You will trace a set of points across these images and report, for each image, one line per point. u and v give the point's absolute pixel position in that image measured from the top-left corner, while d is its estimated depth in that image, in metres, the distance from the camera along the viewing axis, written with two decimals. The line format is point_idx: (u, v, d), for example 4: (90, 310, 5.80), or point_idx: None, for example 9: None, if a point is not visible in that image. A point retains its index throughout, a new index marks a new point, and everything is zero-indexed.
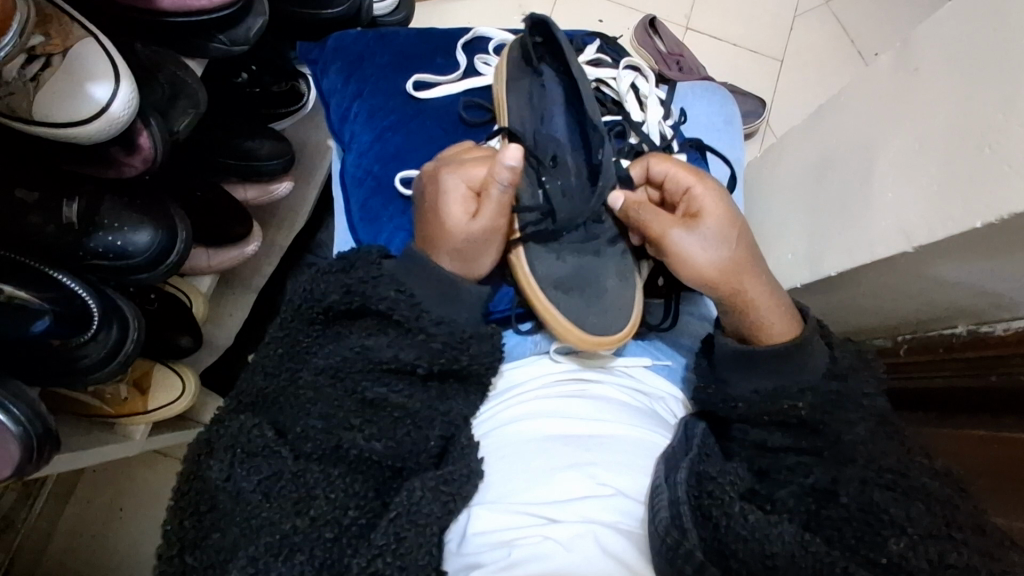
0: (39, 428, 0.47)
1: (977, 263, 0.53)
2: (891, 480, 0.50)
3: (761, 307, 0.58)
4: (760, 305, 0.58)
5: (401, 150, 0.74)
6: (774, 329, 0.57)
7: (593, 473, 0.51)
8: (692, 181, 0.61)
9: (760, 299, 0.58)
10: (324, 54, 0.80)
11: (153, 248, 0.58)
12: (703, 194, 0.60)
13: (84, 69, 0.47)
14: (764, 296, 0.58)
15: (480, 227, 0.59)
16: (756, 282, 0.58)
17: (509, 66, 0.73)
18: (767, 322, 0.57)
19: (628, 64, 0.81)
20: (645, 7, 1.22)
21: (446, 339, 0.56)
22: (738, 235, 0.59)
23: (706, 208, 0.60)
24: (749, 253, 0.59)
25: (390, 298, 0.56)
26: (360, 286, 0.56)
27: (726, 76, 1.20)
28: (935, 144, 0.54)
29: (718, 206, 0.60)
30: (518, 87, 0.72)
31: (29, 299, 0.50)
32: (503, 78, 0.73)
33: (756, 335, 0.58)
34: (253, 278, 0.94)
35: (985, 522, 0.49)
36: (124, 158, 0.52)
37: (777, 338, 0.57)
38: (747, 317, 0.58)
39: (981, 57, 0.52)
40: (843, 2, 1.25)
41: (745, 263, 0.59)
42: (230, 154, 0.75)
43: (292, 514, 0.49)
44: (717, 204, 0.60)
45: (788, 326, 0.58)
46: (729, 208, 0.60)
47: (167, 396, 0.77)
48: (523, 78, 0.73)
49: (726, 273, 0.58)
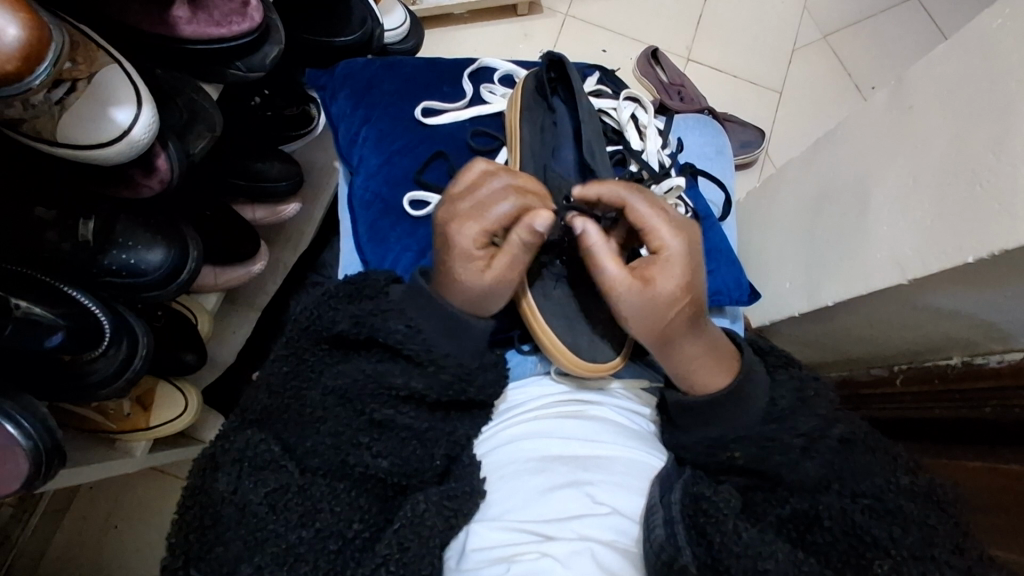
0: (48, 442, 0.48)
1: (972, 294, 0.53)
2: (869, 505, 0.50)
3: (697, 361, 0.59)
4: (697, 361, 0.59)
5: (409, 174, 0.76)
6: (711, 383, 0.58)
7: (590, 492, 0.52)
8: (665, 242, 0.58)
9: (694, 359, 0.58)
10: (333, 80, 0.83)
11: (165, 266, 0.59)
12: (667, 262, 0.58)
13: (107, 94, 0.49)
14: (695, 355, 0.59)
15: (500, 280, 0.59)
16: (693, 341, 0.59)
17: (525, 96, 0.75)
18: (706, 376, 0.58)
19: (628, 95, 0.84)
20: (647, 39, 1.26)
21: (455, 370, 0.57)
22: (691, 298, 0.58)
23: (674, 274, 0.57)
24: (693, 315, 0.58)
25: (401, 332, 0.57)
26: (370, 318, 0.57)
27: (726, 106, 1.23)
28: (930, 179, 0.55)
29: (675, 282, 0.57)
30: (531, 118, 0.74)
31: (43, 316, 0.51)
32: (519, 107, 0.74)
33: (691, 381, 0.59)
34: (258, 296, 0.96)
35: (965, 539, 0.48)
36: (142, 179, 0.54)
37: (712, 388, 0.58)
38: (681, 373, 0.59)
39: (972, 98, 0.53)
40: (840, 38, 1.28)
41: (689, 324, 0.58)
42: (240, 175, 0.77)
43: (297, 526, 0.49)
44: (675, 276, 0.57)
45: (730, 363, 0.59)
46: (688, 282, 0.58)
47: (169, 412, 0.79)
48: (537, 108, 0.75)
49: (671, 324, 0.58)
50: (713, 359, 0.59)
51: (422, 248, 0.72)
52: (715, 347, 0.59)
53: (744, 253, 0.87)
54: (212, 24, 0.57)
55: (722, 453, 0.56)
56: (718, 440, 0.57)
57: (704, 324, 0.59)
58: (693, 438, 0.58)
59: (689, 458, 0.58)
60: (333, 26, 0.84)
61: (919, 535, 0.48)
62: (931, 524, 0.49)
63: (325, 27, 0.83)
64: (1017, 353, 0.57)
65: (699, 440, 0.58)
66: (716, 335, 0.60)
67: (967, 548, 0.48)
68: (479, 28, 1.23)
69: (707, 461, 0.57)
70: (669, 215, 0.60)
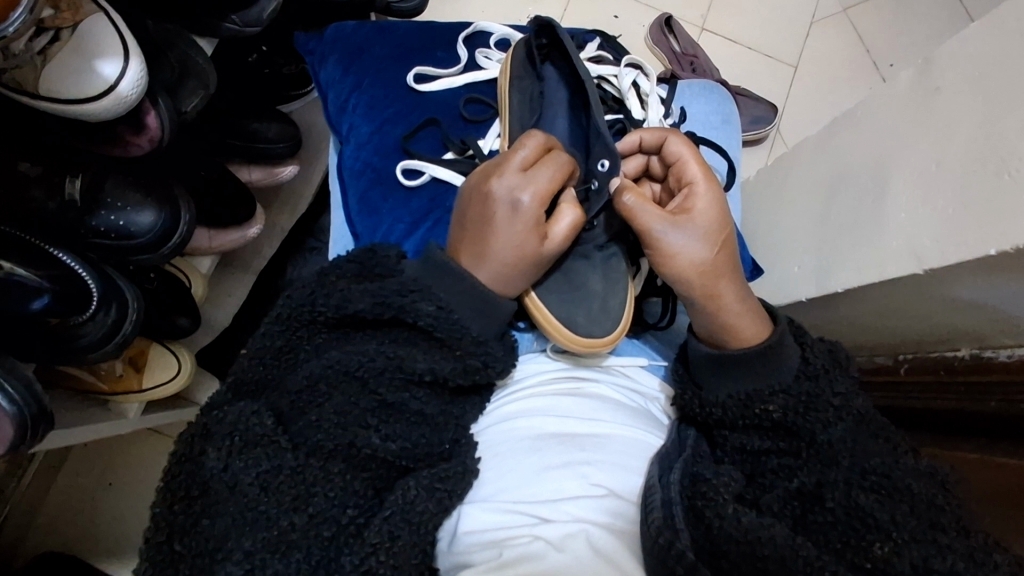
0: (33, 407, 0.47)
1: (991, 287, 0.52)
2: (877, 483, 0.50)
3: (738, 311, 0.58)
4: (738, 308, 0.58)
5: (400, 142, 0.73)
6: (752, 336, 0.57)
7: (586, 473, 0.51)
8: (696, 176, 0.61)
9: (735, 303, 0.58)
10: (322, 44, 0.79)
11: (157, 228, 0.57)
12: (698, 196, 0.60)
13: (92, 44, 0.46)
14: (736, 300, 0.58)
15: (547, 254, 0.59)
16: (733, 283, 0.59)
17: (514, 66, 0.73)
18: (750, 326, 0.57)
19: (631, 61, 0.81)
20: (661, 5, 1.21)
21: (484, 358, 0.55)
22: (725, 232, 0.60)
23: (707, 204, 0.60)
24: (727, 254, 0.60)
25: (430, 314, 0.54)
26: (398, 298, 0.54)
27: (739, 79, 1.19)
28: (953, 166, 0.53)
29: (709, 210, 0.60)
30: (520, 88, 0.72)
31: (29, 277, 0.48)
32: (508, 76, 0.73)
33: (729, 336, 0.58)
34: (253, 260, 0.94)
35: (969, 519, 0.48)
36: (132, 138, 0.51)
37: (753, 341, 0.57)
38: (721, 324, 0.58)
39: (1005, 82, 0.50)
40: (861, 11, 1.24)
41: (727, 262, 0.59)
42: (237, 136, 0.74)
43: (290, 510, 0.47)
44: (709, 206, 0.60)
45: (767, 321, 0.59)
46: (722, 215, 0.60)
47: (162, 373, 0.78)
48: (526, 77, 0.73)
49: (715, 259, 0.59)
50: (755, 311, 0.59)
51: (415, 220, 0.69)
52: (756, 300, 0.59)
53: (752, 235, 0.84)
54: None
55: (755, 407, 0.55)
56: (755, 393, 0.55)
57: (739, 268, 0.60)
58: (717, 396, 0.56)
59: (718, 414, 0.56)
60: None
61: (921, 517, 0.47)
62: (931, 507, 0.48)
63: None
64: None
65: (730, 392, 0.56)
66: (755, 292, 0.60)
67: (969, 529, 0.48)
68: None
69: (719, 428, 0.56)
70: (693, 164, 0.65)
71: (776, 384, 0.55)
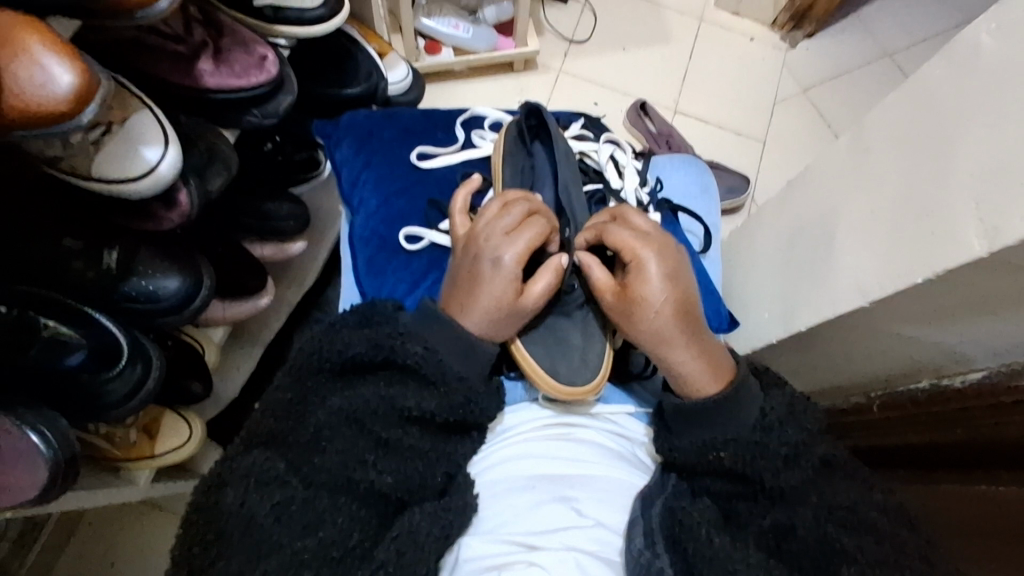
0: (66, 454, 0.51)
1: (926, 315, 0.58)
2: (844, 517, 0.54)
3: (692, 369, 0.61)
4: (690, 369, 0.61)
5: (406, 213, 0.81)
6: (709, 386, 0.61)
7: (576, 506, 0.55)
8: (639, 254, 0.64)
9: (685, 365, 0.61)
10: (338, 130, 0.88)
11: (181, 292, 0.62)
12: (641, 270, 0.63)
13: (139, 134, 0.54)
14: (694, 355, 0.61)
15: (526, 308, 0.64)
16: (688, 345, 0.61)
17: (507, 142, 0.81)
18: (700, 382, 0.61)
19: (609, 138, 0.91)
20: (635, 93, 1.34)
21: (466, 394, 0.60)
22: (678, 294, 0.62)
23: (649, 280, 0.63)
24: (679, 322, 0.62)
25: (417, 355, 0.59)
26: (387, 341, 0.60)
27: (711, 154, 1.30)
28: (883, 212, 0.60)
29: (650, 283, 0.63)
30: (512, 161, 0.81)
31: (71, 335, 0.56)
32: (501, 151, 0.81)
33: (687, 388, 0.62)
34: (261, 333, 1.00)
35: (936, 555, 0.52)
36: (164, 213, 0.59)
37: (708, 391, 0.61)
38: (682, 377, 0.62)
39: (916, 139, 0.58)
40: (819, 92, 1.37)
41: (680, 326, 0.62)
42: (250, 215, 0.82)
43: (303, 535, 0.51)
44: (650, 282, 0.63)
45: (726, 373, 0.61)
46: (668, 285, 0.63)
47: (174, 441, 0.82)
48: (517, 153, 0.81)
49: (660, 331, 0.62)
50: (711, 366, 0.61)
51: (415, 279, 0.77)
52: (717, 356, 0.61)
53: (729, 290, 0.91)
54: (234, 76, 0.65)
55: (710, 453, 0.59)
56: (711, 439, 0.59)
57: (695, 330, 0.62)
58: (687, 439, 0.60)
59: (680, 457, 0.60)
60: (341, 79, 0.91)
61: (882, 545, 0.52)
62: (896, 542, 0.52)
63: (334, 80, 0.91)
64: (977, 373, 0.60)
65: (692, 440, 0.60)
66: (717, 346, 0.62)
67: (932, 561, 0.52)
68: (477, 82, 1.31)
69: (696, 462, 0.59)
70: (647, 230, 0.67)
71: (732, 432, 0.59)
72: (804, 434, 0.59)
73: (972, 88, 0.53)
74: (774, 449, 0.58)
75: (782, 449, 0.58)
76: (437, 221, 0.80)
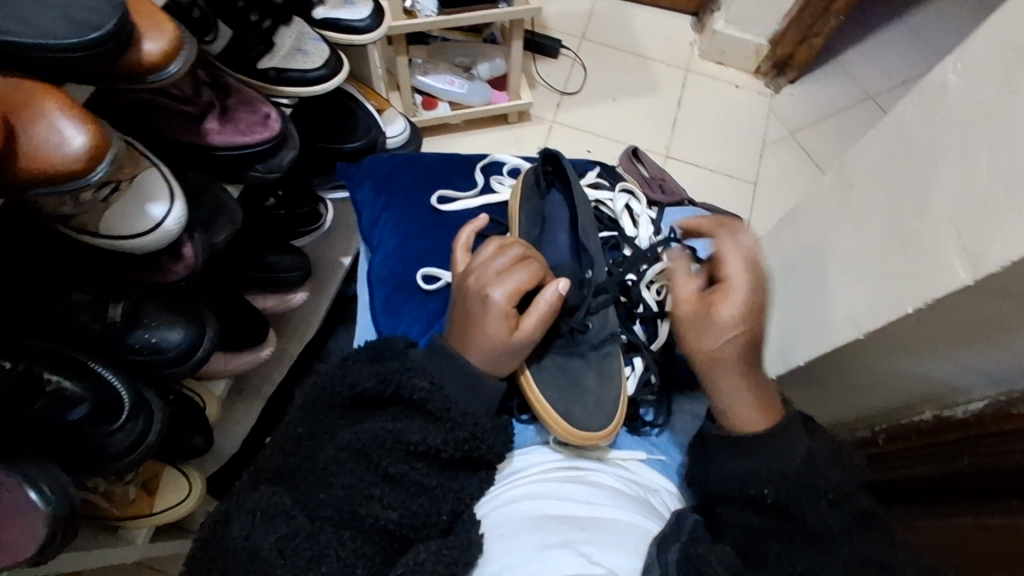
0: (66, 507, 0.51)
1: (919, 343, 0.58)
2: None
3: (738, 397, 0.64)
4: (740, 394, 0.64)
5: (423, 254, 0.83)
6: (756, 420, 0.62)
7: (585, 552, 0.53)
8: (736, 276, 0.65)
9: (733, 392, 0.64)
10: (360, 171, 0.90)
11: (183, 345, 0.63)
12: (728, 294, 0.64)
13: (147, 190, 0.56)
14: (741, 388, 0.63)
15: (521, 343, 0.64)
16: (738, 371, 0.64)
17: (525, 187, 0.84)
18: (744, 413, 0.63)
19: (624, 187, 0.94)
20: (628, 140, 1.38)
21: (472, 428, 0.59)
22: (750, 325, 0.63)
23: (731, 303, 0.63)
24: (746, 350, 0.64)
25: (424, 390, 0.59)
26: (396, 374, 0.59)
27: (704, 196, 1.33)
28: (870, 244, 0.62)
29: (735, 307, 0.63)
30: (529, 206, 0.83)
31: (74, 389, 0.55)
32: (519, 197, 0.84)
33: (731, 417, 0.64)
34: (262, 387, 1.01)
35: None
36: (170, 265, 0.60)
37: (753, 426, 0.62)
38: (729, 411, 0.64)
39: (895, 175, 0.60)
40: (806, 135, 1.42)
41: (742, 352, 0.63)
42: (256, 268, 0.84)
43: (303, 572, 0.49)
44: (735, 301, 0.63)
45: (773, 409, 0.63)
46: (749, 309, 0.63)
47: (172, 497, 0.81)
48: (534, 199, 0.84)
49: (722, 355, 0.64)
50: (760, 398, 0.63)
51: (430, 320, 0.77)
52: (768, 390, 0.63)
53: None
54: (239, 134, 0.67)
55: (735, 494, 0.60)
56: (747, 475, 0.59)
57: (754, 357, 0.64)
58: (715, 478, 0.62)
59: (715, 487, 0.62)
60: (341, 134, 0.95)
61: None
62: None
63: (334, 135, 0.95)
64: (978, 403, 0.61)
65: (725, 473, 0.61)
66: (764, 377, 0.65)
67: None
68: (473, 134, 1.36)
69: (721, 502, 0.61)
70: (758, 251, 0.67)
71: (764, 466, 0.59)
72: (826, 475, 0.58)
73: (941, 123, 0.55)
74: (788, 496, 0.57)
75: (795, 491, 0.57)
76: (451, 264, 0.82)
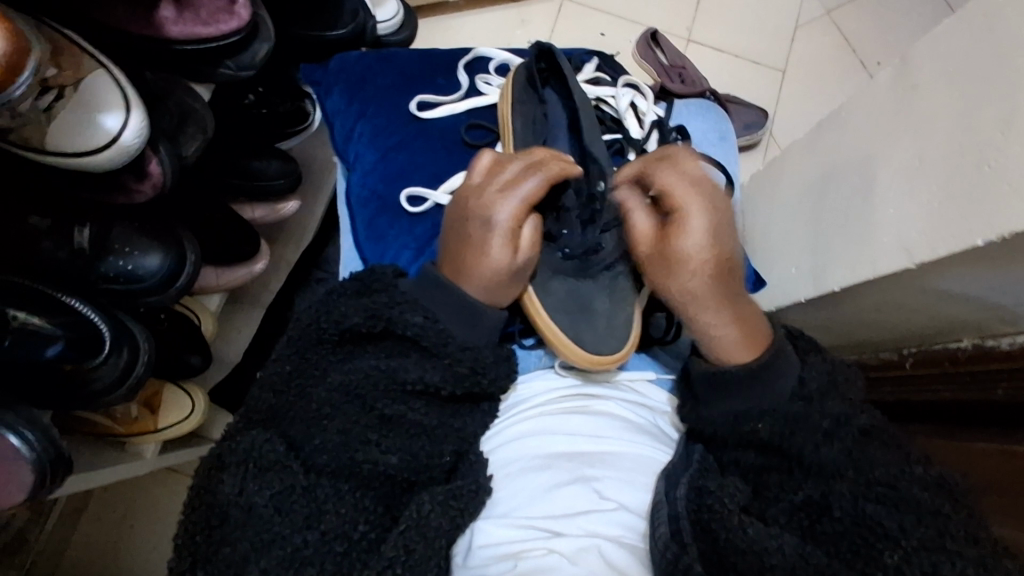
0: (51, 454, 0.48)
1: (974, 275, 0.52)
2: (885, 493, 0.50)
3: (721, 333, 0.57)
4: (721, 332, 0.57)
5: (406, 169, 0.75)
6: (738, 353, 0.57)
7: (596, 488, 0.52)
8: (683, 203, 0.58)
9: (712, 327, 0.57)
10: (328, 76, 0.82)
11: (162, 271, 0.59)
12: (682, 220, 0.57)
13: (95, 99, 0.48)
14: (723, 321, 0.57)
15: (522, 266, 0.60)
16: (717, 307, 0.57)
17: (516, 89, 0.75)
18: (731, 348, 0.57)
19: (626, 81, 0.84)
20: (645, 20, 1.23)
21: (471, 363, 0.56)
22: (717, 254, 0.57)
23: (689, 234, 0.57)
24: (718, 285, 0.57)
25: (417, 324, 0.55)
26: (384, 310, 0.55)
27: (728, 87, 1.21)
28: (934, 160, 0.54)
29: (694, 237, 0.57)
30: (522, 110, 0.74)
31: (41, 325, 0.50)
32: (511, 100, 0.75)
33: (715, 351, 0.58)
34: (261, 295, 0.96)
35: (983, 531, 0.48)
36: (135, 185, 0.53)
37: (733, 359, 0.57)
38: (710, 340, 0.58)
39: (975, 77, 0.52)
40: (844, 12, 1.26)
41: (720, 291, 0.57)
42: (237, 174, 0.77)
43: (304, 528, 0.48)
44: (691, 234, 0.57)
45: (760, 340, 0.57)
46: (713, 242, 0.57)
47: (176, 414, 0.79)
48: (528, 101, 0.75)
49: (696, 290, 0.57)
50: (746, 334, 0.57)
51: (420, 246, 0.71)
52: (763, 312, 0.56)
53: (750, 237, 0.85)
54: (200, 23, 0.57)
55: (745, 427, 0.56)
56: (744, 412, 0.56)
57: (731, 294, 0.57)
58: (716, 411, 0.57)
59: (708, 429, 0.57)
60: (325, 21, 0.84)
61: (930, 527, 0.47)
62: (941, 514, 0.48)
63: (316, 23, 0.83)
64: None
65: (721, 411, 0.57)
66: (751, 311, 0.58)
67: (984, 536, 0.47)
68: (473, 15, 1.21)
69: (729, 435, 0.56)
70: (702, 180, 0.60)
71: (769, 408, 0.55)
72: (829, 403, 0.55)
73: None
74: (797, 426, 0.54)
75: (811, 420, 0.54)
76: (437, 181, 0.74)
